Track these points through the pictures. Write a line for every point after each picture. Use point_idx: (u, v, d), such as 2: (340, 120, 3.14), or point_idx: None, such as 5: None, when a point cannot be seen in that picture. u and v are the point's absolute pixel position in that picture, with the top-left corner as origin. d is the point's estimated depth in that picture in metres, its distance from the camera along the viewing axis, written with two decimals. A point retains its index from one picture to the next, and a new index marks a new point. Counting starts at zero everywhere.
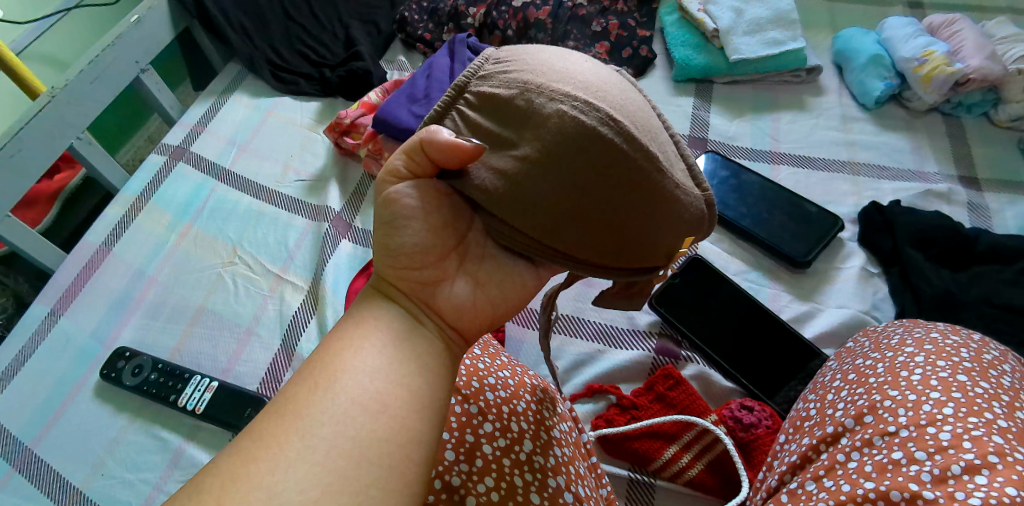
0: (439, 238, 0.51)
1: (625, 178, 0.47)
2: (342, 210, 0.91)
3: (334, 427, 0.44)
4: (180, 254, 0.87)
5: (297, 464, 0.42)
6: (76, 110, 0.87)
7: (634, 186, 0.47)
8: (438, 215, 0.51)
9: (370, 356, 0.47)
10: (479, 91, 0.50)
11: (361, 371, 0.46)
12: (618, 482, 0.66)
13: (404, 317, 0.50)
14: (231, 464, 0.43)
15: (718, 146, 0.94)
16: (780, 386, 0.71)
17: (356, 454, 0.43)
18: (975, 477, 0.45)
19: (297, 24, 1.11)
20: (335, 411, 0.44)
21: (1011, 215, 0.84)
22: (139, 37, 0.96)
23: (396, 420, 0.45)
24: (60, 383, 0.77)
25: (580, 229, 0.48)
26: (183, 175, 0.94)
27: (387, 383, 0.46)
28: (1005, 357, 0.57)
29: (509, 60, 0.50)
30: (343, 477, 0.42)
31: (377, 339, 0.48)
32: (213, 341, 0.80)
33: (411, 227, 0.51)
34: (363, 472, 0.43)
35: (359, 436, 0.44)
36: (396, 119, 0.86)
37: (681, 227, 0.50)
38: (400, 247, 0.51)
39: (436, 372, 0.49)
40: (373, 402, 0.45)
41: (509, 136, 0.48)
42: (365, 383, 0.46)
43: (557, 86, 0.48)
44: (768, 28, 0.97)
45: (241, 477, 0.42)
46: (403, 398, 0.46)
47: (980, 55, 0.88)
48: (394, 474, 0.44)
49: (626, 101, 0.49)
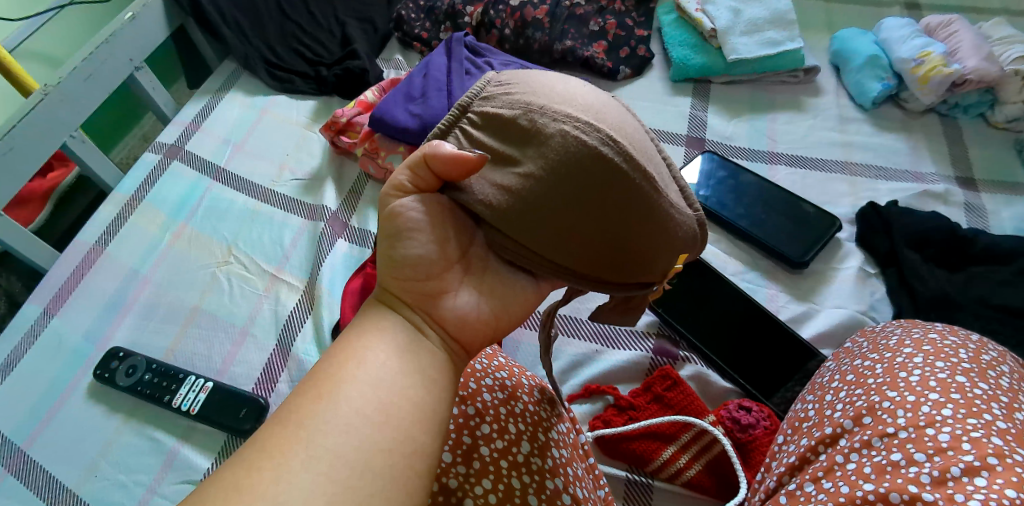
0: (444, 249, 0.50)
1: (627, 195, 0.47)
2: (337, 210, 0.90)
3: (338, 437, 0.43)
4: (174, 254, 0.86)
5: (300, 473, 0.42)
6: (69, 108, 0.86)
7: (635, 203, 0.47)
8: (443, 227, 0.50)
9: (374, 367, 0.47)
10: (482, 111, 0.49)
11: (363, 381, 0.46)
12: (616, 483, 0.66)
13: (406, 329, 0.50)
14: (235, 471, 0.42)
15: (716, 146, 0.94)
16: (778, 386, 0.71)
17: (360, 464, 0.43)
18: (975, 479, 0.45)
19: (293, 23, 1.11)
20: (340, 421, 0.44)
21: (1007, 216, 0.84)
22: (133, 34, 0.95)
23: (399, 431, 0.45)
24: (53, 385, 0.76)
25: (581, 242, 0.47)
26: (178, 174, 0.94)
27: (390, 393, 0.46)
28: (1003, 358, 0.57)
29: (511, 82, 0.50)
30: (347, 489, 0.42)
31: (381, 350, 0.48)
32: (208, 342, 0.79)
33: (417, 239, 0.50)
34: (366, 483, 0.43)
35: (362, 446, 0.43)
36: (393, 118, 0.87)
37: (677, 245, 0.50)
38: (405, 259, 0.50)
39: (438, 385, 0.48)
40: (377, 412, 0.45)
41: (512, 152, 0.48)
42: (369, 394, 0.45)
43: (559, 107, 0.47)
44: (766, 28, 0.97)
45: (245, 486, 0.41)
46: (405, 409, 0.46)
47: (977, 56, 0.88)
48: (397, 484, 0.44)
49: (624, 123, 0.49)
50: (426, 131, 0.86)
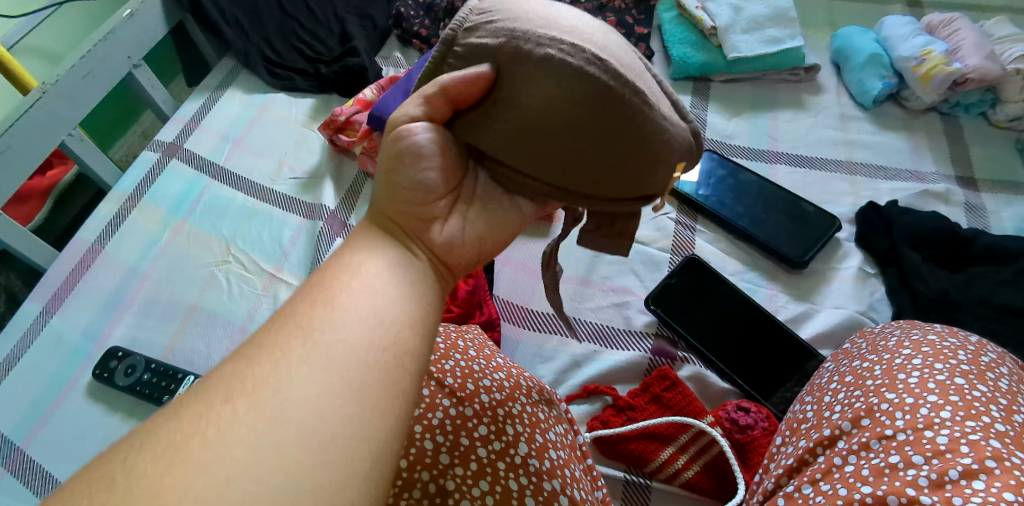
0: (447, 180, 0.49)
1: (612, 127, 0.45)
2: (336, 208, 0.90)
3: (334, 338, 0.38)
4: (173, 252, 0.86)
5: (292, 370, 0.36)
6: (67, 106, 0.86)
7: (622, 131, 0.46)
8: (450, 158, 0.48)
9: (371, 277, 0.43)
10: (467, 43, 0.46)
11: (360, 288, 0.42)
12: (615, 484, 0.66)
13: (402, 247, 0.46)
14: (227, 367, 0.37)
15: (717, 145, 0.93)
16: (776, 386, 0.71)
17: (354, 364, 0.38)
18: (973, 482, 0.45)
19: (292, 19, 1.10)
20: (344, 333, 0.39)
21: (1008, 215, 0.84)
22: (132, 32, 0.95)
23: (396, 335, 0.40)
24: (53, 383, 0.76)
25: (580, 166, 0.47)
26: (176, 172, 0.94)
27: (388, 301, 0.42)
28: (1002, 360, 0.57)
29: (492, 8, 0.47)
30: (340, 387, 0.36)
31: (379, 263, 0.44)
32: (207, 341, 0.79)
33: (426, 165, 0.47)
34: (361, 384, 0.37)
35: (358, 346, 0.38)
36: (393, 117, 0.85)
37: (673, 157, 0.50)
38: (407, 182, 0.47)
39: (431, 300, 0.45)
40: (375, 315, 0.40)
41: (500, 82, 0.46)
42: (367, 299, 0.41)
43: (544, 31, 0.45)
44: (767, 25, 0.97)
45: (236, 381, 0.36)
46: (403, 316, 0.42)
47: (978, 55, 0.88)
48: (392, 388, 0.38)
49: (613, 46, 0.46)
50: None
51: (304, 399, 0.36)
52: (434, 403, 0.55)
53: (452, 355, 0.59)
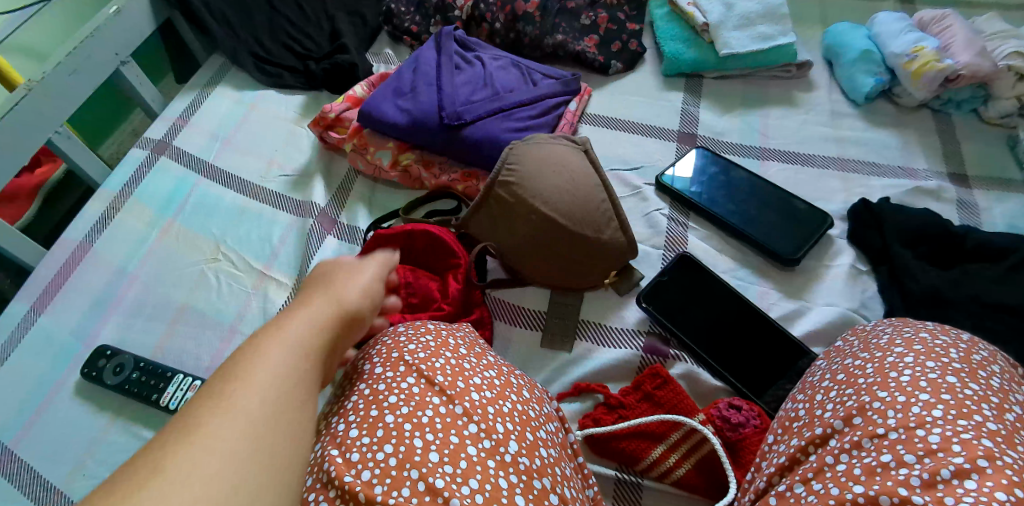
0: (370, 296, 0.59)
1: (576, 210, 0.76)
2: (327, 205, 0.89)
3: (251, 409, 0.42)
4: (161, 250, 0.85)
5: (219, 444, 0.39)
6: (53, 103, 0.85)
7: (581, 216, 0.76)
8: (376, 278, 0.61)
9: (271, 351, 0.46)
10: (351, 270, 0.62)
11: (262, 362, 0.45)
12: (606, 481, 0.66)
13: (322, 330, 0.51)
14: (148, 459, 0.38)
15: (709, 142, 0.93)
16: (769, 384, 0.70)
17: (270, 429, 0.42)
18: (964, 482, 0.45)
19: (281, 15, 1.08)
20: (253, 400, 0.42)
21: (999, 212, 0.84)
22: (119, 29, 0.94)
23: (302, 394, 0.45)
24: (40, 383, 0.76)
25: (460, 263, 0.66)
26: (165, 170, 0.93)
27: (289, 364, 0.46)
28: (994, 358, 0.57)
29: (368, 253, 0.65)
30: (262, 451, 0.40)
31: (282, 335, 0.48)
32: (196, 340, 0.79)
33: (359, 281, 0.59)
34: (276, 445, 0.41)
35: (274, 408, 0.43)
36: (382, 113, 0.88)
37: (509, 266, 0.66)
38: (348, 295, 0.57)
39: (321, 358, 0.50)
40: (282, 378, 0.45)
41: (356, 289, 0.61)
42: (273, 367, 0.45)
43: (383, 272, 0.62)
44: (757, 23, 0.96)
45: (161, 473, 0.37)
46: (303, 377, 0.46)
47: (969, 51, 0.87)
48: (296, 440, 0.43)
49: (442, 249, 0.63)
50: (415, 126, 0.87)
51: (202, 470, 0.37)
52: (423, 401, 0.54)
53: (443, 352, 0.59)
